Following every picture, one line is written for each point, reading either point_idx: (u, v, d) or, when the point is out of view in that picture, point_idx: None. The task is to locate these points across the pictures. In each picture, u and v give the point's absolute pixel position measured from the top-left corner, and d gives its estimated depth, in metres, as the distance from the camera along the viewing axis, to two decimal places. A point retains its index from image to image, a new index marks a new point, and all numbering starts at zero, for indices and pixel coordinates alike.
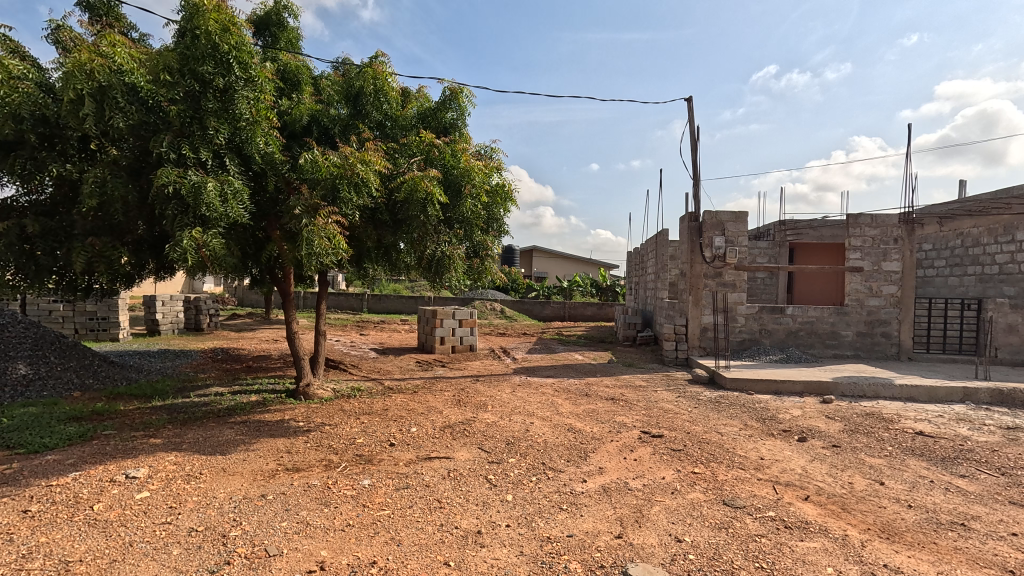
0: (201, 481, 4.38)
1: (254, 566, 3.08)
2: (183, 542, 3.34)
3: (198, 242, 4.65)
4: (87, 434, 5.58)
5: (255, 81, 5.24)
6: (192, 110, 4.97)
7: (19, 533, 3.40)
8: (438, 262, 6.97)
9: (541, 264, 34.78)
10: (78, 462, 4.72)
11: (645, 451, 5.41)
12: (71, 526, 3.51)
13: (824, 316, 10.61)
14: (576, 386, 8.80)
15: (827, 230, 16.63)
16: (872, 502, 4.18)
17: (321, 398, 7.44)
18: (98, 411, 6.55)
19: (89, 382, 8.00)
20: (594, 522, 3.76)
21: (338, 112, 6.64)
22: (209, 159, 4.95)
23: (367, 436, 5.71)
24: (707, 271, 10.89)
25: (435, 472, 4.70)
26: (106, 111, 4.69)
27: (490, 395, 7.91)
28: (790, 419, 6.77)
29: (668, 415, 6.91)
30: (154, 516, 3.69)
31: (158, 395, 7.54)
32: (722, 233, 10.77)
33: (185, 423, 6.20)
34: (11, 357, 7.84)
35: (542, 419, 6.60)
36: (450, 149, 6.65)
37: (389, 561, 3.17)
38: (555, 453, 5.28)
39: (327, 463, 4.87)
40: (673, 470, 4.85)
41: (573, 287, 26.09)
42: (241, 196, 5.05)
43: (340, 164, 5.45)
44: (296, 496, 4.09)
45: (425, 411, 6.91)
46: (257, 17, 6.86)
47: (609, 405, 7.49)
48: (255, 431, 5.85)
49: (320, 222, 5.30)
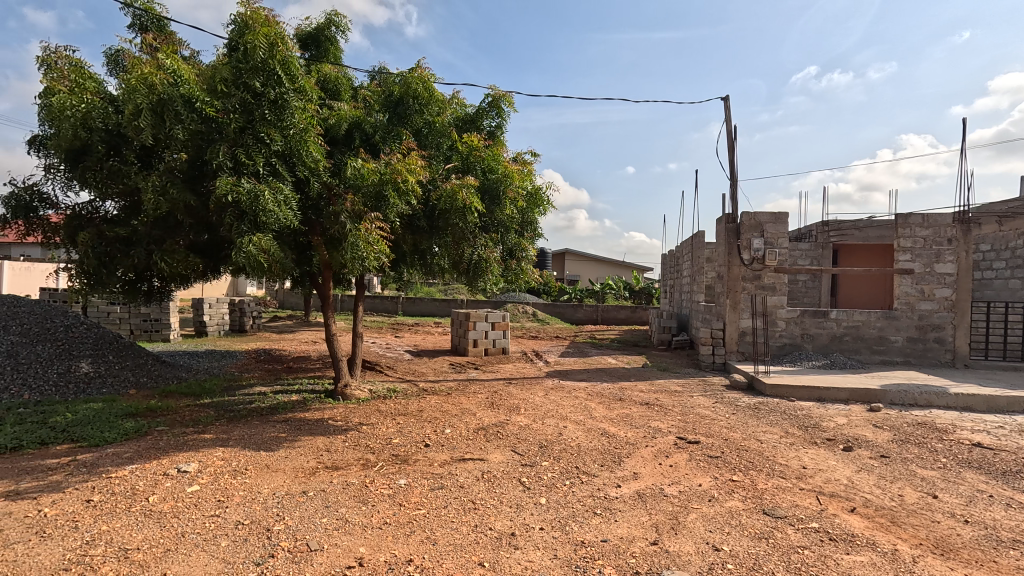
0: (247, 476, 4.56)
1: (297, 560, 3.20)
2: (231, 534, 3.49)
3: (261, 246, 4.95)
4: (142, 429, 5.90)
5: (303, 91, 5.40)
6: (245, 119, 5.18)
7: (83, 520, 3.64)
8: (475, 266, 7.03)
9: (573, 268, 34.75)
10: (135, 456, 4.99)
11: (681, 457, 5.32)
12: (129, 516, 3.72)
13: (871, 321, 10.18)
14: (610, 390, 8.70)
15: (874, 230, 16.17)
16: (925, 516, 3.98)
17: (359, 398, 7.65)
18: (152, 407, 6.89)
19: (143, 381, 8.45)
20: (630, 528, 3.73)
21: (379, 119, 6.71)
22: (262, 168, 5.17)
23: (403, 436, 5.84)
24: (746, 274, 10.56)
25: (469, 473, 4.75)
26: (166, 122, 4.97)
27: (523, 399, 7.94)
28: (835, 427, 6.51)
29: (705, 420, 6.76)
30: (204, 508, 3.88)
31: (207, 394, 7.88)
32: (762, 235, 10.51)
33: (231, 420, 6.47)
34: (75, 357, 8.36)
35: (576, 424, 6.56)
36: (491, 153, 6.80)
37: (425, 560, 3.23)
38: (589, 458, 5.25)
39: (364, 462, 4.99)
40: (710, 477, 4.74)
41: (605, 290, 25.95)
42: (292, 202, 5.25)
43: (383, 171, 5.62)
44: (336, 494, 4.21)
45: (459, 412, 7.00)
46: (304, 31, 7.15)
47: (643, 410, 7.39)
48: (296, 429, 6.05)
49: (365, 228, 5.56)
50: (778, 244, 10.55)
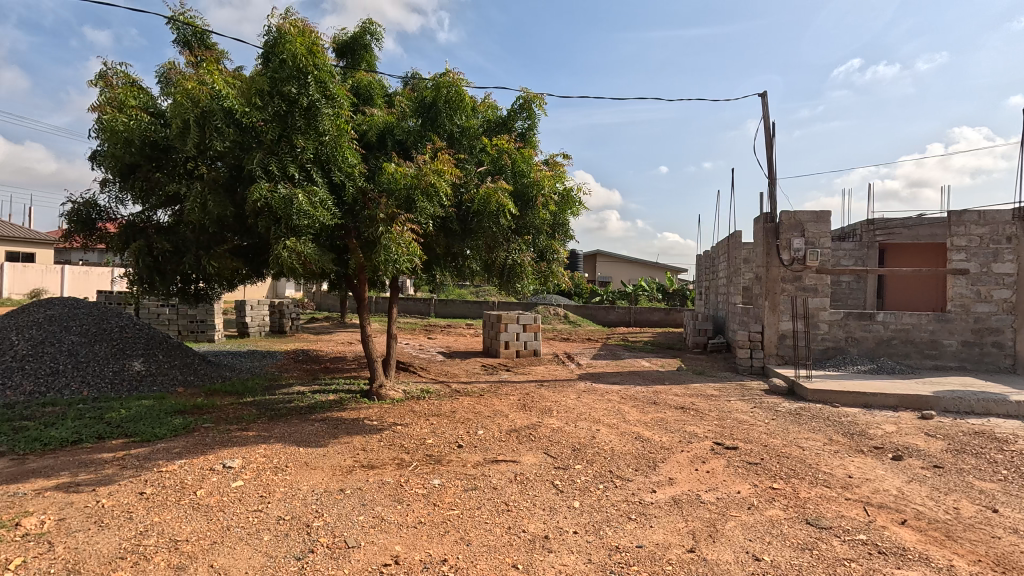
0: (287, 473, 4.70)
1: (336, 556, 3.28)
2: (273, 529, 3.60)
3: (295, 251, 5.12)
4: (190, 425, 6.17)
5: (335, 98, 5.55)
6: (282, 128, 5.35)
7: (137, 512, 3.82)
8: (510, 270, 7.20)
9: (605, 269, 34.44)
10: (183, 452, 5.22)
11: (718, 463, 5.19)
12: (179, 509, 3.89)
13: (922, 323, 9.69)
14: (643, 393, 8.57)
15: (924, 229, 15.45)
16: (984, 531, 3.76)
17: (393, 399, 7.79)
18: (199, 405, 7.19)
19: (190, 379, 8.83)
20: (665, 534, 3.66)
21: (411, 124, 6.82)
22: (296, 174, 5.32)
23: (437, 437, 5.90)
24: (785, 275, 10.21)
25: (502, 474, 4.77)
26: (208, 134, 5.20)
27: (556, 401, 7.91)
28: (883, 435, 6.22)
29: (743, 426, 6.58)
30: (247, 503, 4.02)
31: (249, 393, 8.17)
32: (802, 235, 10.15)
33: (272, 418, 6.69)
34: (128, 356, 8.81)
35: (609, 427, 6.49)
36: (522, 155, 6.82)
37: (460, 560, 3.26)
38: (623, 462, 5.18)
39: (399, 462, 5.07)
40: (749, 485, 4.61)
41: (638, 291, 25.60)
42: (325, 206, 5.39)
43: (415, 175, 5.71)
44: (373, 492, 4.29)
45: (492, 414, 7.03)
46: (340, 41, 7.34)
47: (678, 414, 7.24)
48: (334, 428, 6.21)
49: (396, 230, 5.59)
50: (819, 244, 10.18)
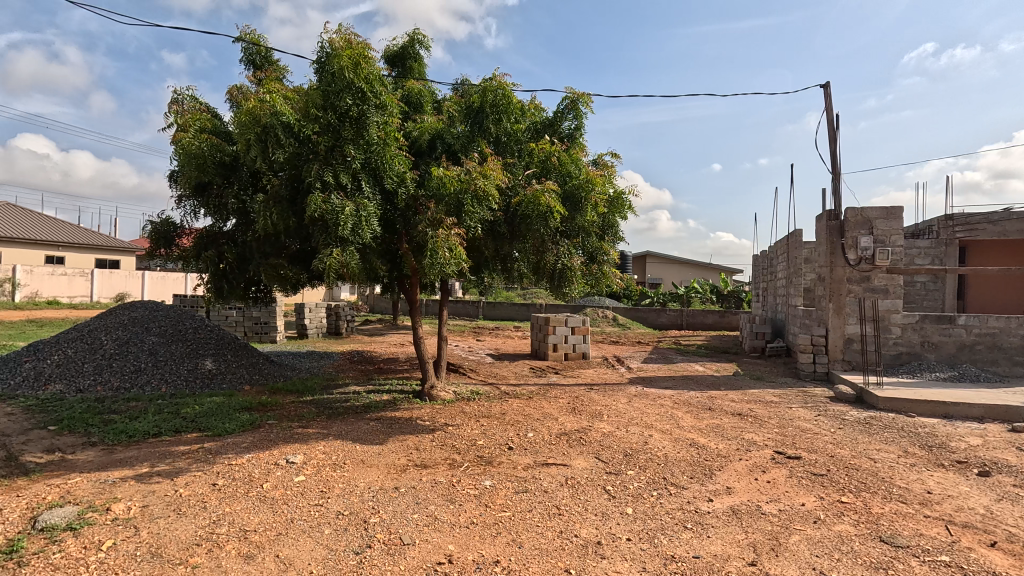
0: (345, 470, 4.89)
1: (392, 552, 3.37)
2: (333, 523, 3.75)
3: (338, 259, 5.30)
4: (256, 422, 6.53)
5: (384, 107, 5.72)
6: (335, 139, 5.58)
7: (211, 501, 4.09)
8: (560, 273, 7.17)
9: (655, 271, 33.67)
10: (250, 446, 5.53)
11: (780, 473, 4.95)
12: (247, 500, 4.13)
13: (1010, 328, 9.03)
14: (698, 399, 8.30)
15: (1011, 224, 14.20)
16: None
17: (444, 399, 7.92)
18: (263, 402, 7.60)
19: (256, 378, 9.35)
20: (724, 546, 3.52)
21: (459, 129, 6.93)
22: (348, 183, 5.52)
23: (488, 438, 5.95)
24: (852, 275, 9.61)
25: (553, 478, 4.75)
26: (267, 148, 5.50)
27: (606, 405, 7.80)
28: (967, 448, 5.73)
29: (806, 435, 6.24)
30: (309, 498, 4.20)
31: (309, 391, 8.56)
32: (870, 233, 9.54)
33: (330, 417, 6.96)
34: (201, 355, 9.44)
35: (661, 433, 6.32)
36: (570, 155, 6.77)
37: (512, 562, 3.27)
38: (677, 469, 5.04)
39: (451, 462, 5.15)
40: (814, 497, 4.37)
41: (690, 293, 24.85)
42: (374, 217, 5.55)
43: (462, 180, 5.79)
44: (426, 491, 4.38)
45: (541, 417, 7.02)
46: (391, 51, 7.57)
47: (735, 420, 6.97)
48: (388, 427, 6.40)
49: (443, 235, 5.71)
50: (890, 242, 9.53)
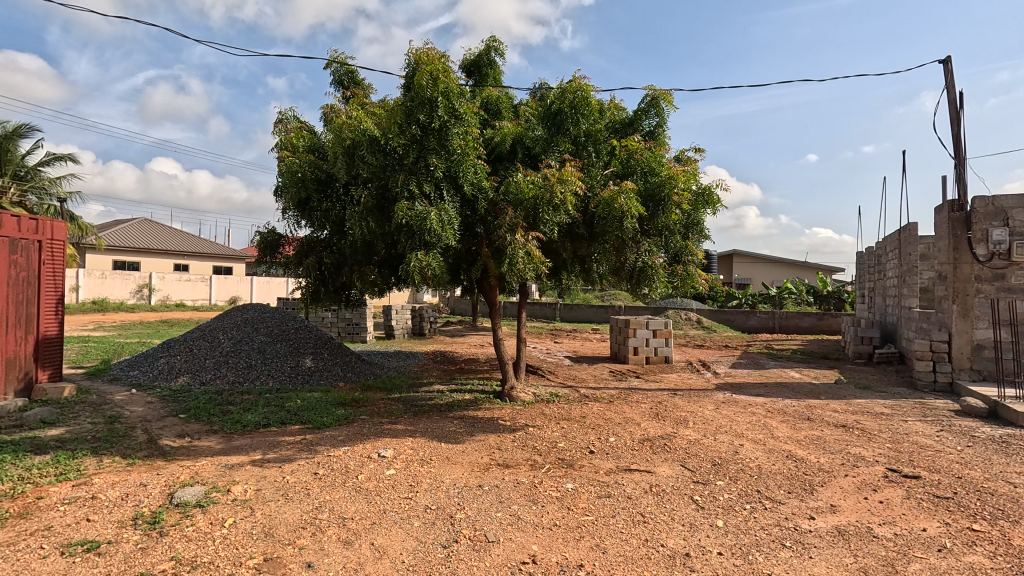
0: (432, 466, 5.09)
1: (478, 548, 3.46)
2: (421, 517, 3.92)
3: (422, 263, 5.53)
4: (350, 416, 6.98)
5: (463, 117, 5.91)
6: (419, 150, 5.85)
7: (313, 489, 4.43)
8: (640, 273, 6.94)
9: (742, 271, 31.77)
10: (346, 439, 5.93)
11: (894, 493, 4.47)
12: (344, 489, 4.43)
13: None
14: (795, 408, 7.71)
15: None
16: None
17: (524, 401, 7.99)
18: (356, 399, 8.10)
19: (349, 375, 9.99)
20: (829, 568, 3.25)
21: (537, 133, 6.98)
22: (431, 191, 5.75)
23: (568, 441, 5.93)
24: (983, 274, 8.56)
25: (637, 484, 4.63)
26: (357, 162, 5.87)
27: (691, 411, 7.47)
28: None
29: (926, 452, 5.58)
30: (399, 491, 4.42)
31: (396, 389, 9.01)
32: (1006, 224, 8.41)
33: (417, 414, 7.28)
34: (302, 354, 10.26)
35: (754, 443, 5.95)
36: (652, 154, 6.58)
37: (596, 568, 3.24)
38: (773, 482, 4.71)
39: (533, 463, 5.20)
40: (937, 522, 3.90)
41: (783, 294, 23.17)
42: (454, 222, 5.72)
43: (540, 185, 5.82)
44: (508, 491, 4.45)
45: (623, 421, 6.87)
46: (469, 60, 7.78)
47: (839, 433, 6.39)
48: (471, 426, 6.57)
49: (521, 240, 5.80)
50: None
